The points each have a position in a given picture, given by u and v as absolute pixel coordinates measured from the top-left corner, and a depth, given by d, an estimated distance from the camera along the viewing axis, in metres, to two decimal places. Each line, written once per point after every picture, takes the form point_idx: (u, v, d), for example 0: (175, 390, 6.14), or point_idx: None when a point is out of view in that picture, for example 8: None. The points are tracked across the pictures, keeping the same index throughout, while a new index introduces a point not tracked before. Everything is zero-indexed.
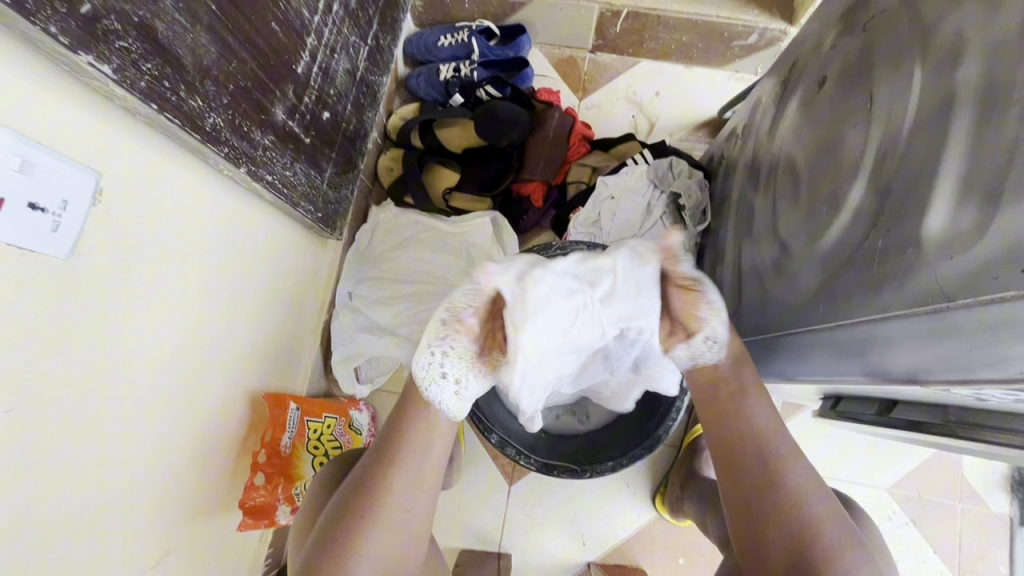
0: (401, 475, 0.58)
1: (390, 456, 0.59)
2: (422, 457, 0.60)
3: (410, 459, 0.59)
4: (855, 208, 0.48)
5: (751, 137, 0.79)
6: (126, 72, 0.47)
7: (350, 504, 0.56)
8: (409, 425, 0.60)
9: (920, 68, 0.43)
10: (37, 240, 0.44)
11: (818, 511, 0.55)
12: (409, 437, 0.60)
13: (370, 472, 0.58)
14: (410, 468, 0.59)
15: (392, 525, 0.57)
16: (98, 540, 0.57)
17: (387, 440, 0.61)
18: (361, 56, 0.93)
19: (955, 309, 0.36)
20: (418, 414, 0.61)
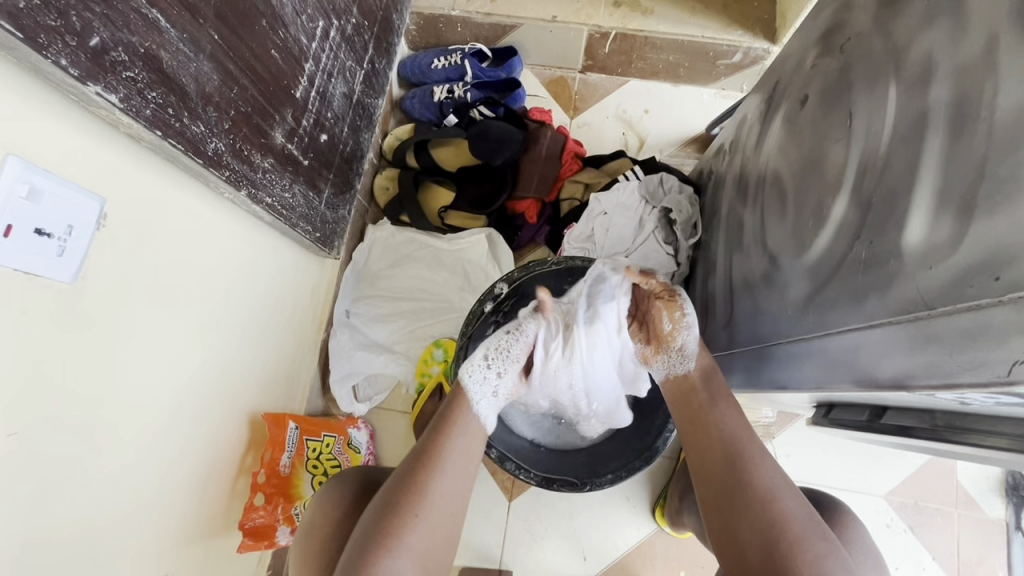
0: (447, 481, 0.60)
1: (435, 461, 0.60)
2: (463, 467, 0.62)
3: (453, 468, 0.61)
4: (839, 221, 0.50)
5: (738, 153, 0.82)
6: (132, 101, 0.48)
7: (395, 505, 0.56)
8: (456, 436, 0.63)
9: (895, 88, 0.45)
10: (42, 265, 0.44)
11: (786, 504, 0.56)
12: (456, 447, 0.62)
13: (415, 476, 0.59)
14: (454, 476, 0.61)
15: (433, 530, 0.57)
16: (97, 564, 0.56)
17: (424, 450, 0.62)
18: (357, 80, 0.95)
19: (935, 317, 0.38)
20: (464, 424, 0.64)
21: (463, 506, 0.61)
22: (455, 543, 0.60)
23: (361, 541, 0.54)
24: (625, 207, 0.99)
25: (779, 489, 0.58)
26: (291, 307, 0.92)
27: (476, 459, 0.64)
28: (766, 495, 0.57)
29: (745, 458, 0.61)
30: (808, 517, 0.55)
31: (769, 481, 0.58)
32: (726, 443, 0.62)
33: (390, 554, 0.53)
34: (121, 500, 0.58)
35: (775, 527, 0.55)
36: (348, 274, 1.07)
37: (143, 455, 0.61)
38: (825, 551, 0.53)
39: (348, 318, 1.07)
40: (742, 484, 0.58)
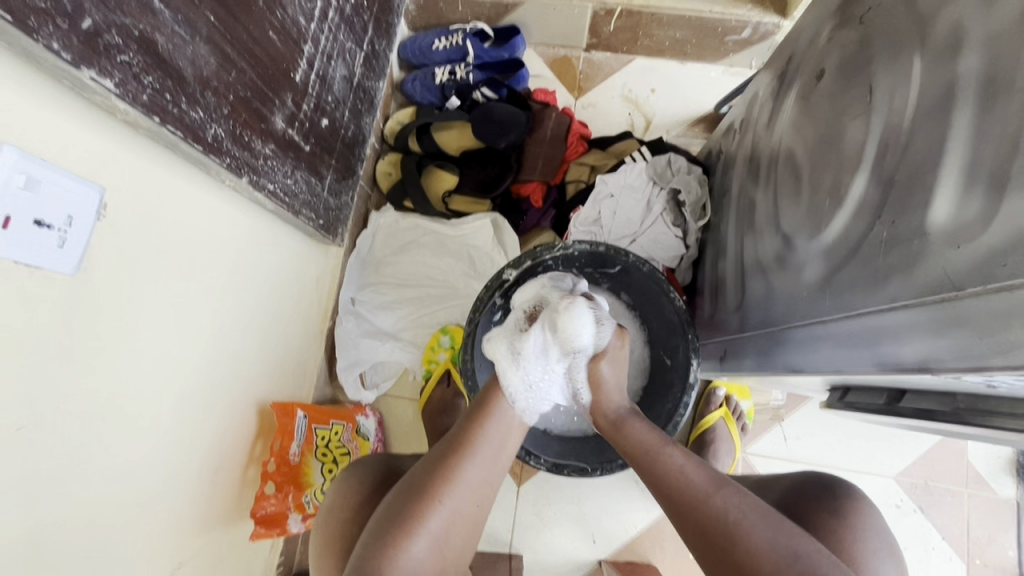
0: (476, 470, 0.58)
1: (465, 449, 0.59)
2: (493, 460, 0.61)
3: (483, 458, 0.59)
4: (858, 199, 0.49)
5: (749, 131, 0.80)
6: (128, 86, 0.47)
7: (422, 489, 0.55)
8: (488, 428, 0.62)
9: (919, 60, 0.43)
10: (43, 257, 0.44)
11: (755, 536, 0.50)
12: (488, 441, 0.61)
13: (444, 462, 0.57)
14: (484, 466, 0.59)
15: (456, 515, 0.55)
16: (112, 546, 0.56)
17: (459, 436, 0.61)
18: (357, 62, 0.93)
19: (963, 298, 0.36)
20: (500, 413, 0.63)
21: (489, 497, 0.60)
22: (478, 530, 0.59)
23: (382, 523, 0.53)
24: (633, 188, 0.97)
25: (742, 518, 0.51)
26: (297, 295, 0.91)
27: (505, 455, 0.63)
28: (728, 534, 0.51)
29: (698, 492, 0.54)
30: (785, 544, 0.49)
31: (728, 514, 0.52)
32: (669, 485, 0.56)
33: (411, 535, 0.52)
34: (132, 491, 0.58)
35: (747, 570, 0.48)
36: (352, 261, 1.06)
37: (153, 445, 0.61)
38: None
39: (354, 306, 1.06)
40: (701, 524, 0.52)
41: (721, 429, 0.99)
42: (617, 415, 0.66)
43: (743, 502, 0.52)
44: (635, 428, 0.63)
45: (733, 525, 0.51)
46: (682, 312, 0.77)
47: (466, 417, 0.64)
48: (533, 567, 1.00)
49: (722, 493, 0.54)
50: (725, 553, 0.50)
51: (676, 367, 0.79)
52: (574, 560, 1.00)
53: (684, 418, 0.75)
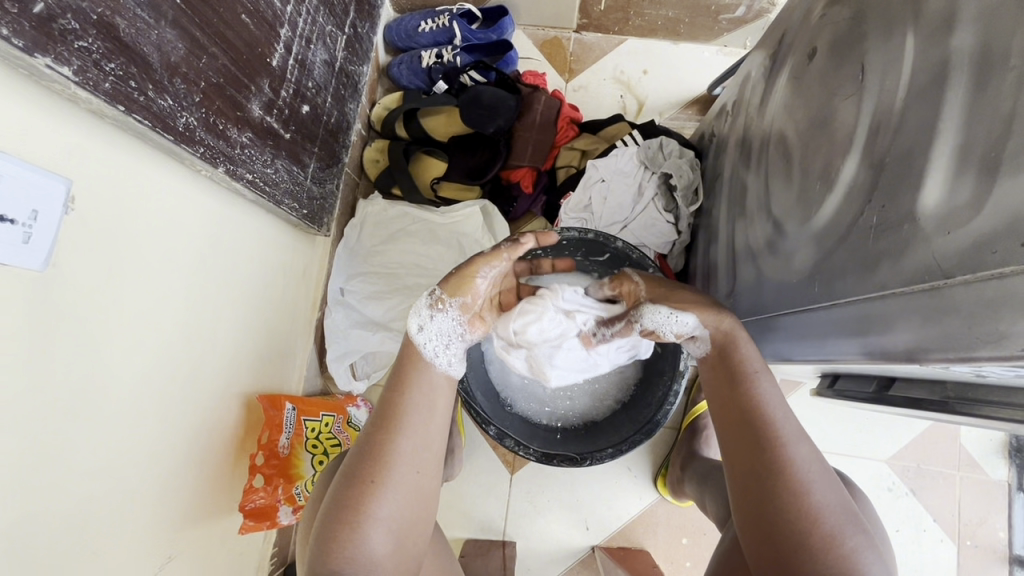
0: (408, 446, 0.56)
1: (394, 423, 0.57)
2: (426, 426, 0.58)
3: (415, 429, 0.57)
4: (848, 184, 0.47)
5: (741, 114, 0.78)
6: (89, 73, 0.45)
7: (339, 522, 0.52)
8: (403, 432, 0.57)
9: (912, 37, 0.41)
10: (9, 253, 0.42)
11: (821, 499, 0.51)
12: (417, 410, 0.58)
13: (375, 442, 0.56)
14: (418, 436, 0.57)
15: (403, 495, 0.55)
16: (97, 536, 0.56)
17: (384, 406, 0.58)
18: (338, 46, 0.90)
19: (952, 286, 0.35)
20: (421, 376, 0.60)
21: (437, 467, 0.59)
22: (433, 508, 0.58)
23: (330, 518, 0.52)
24: (623, 173, 0.96)
25: (813, 477, 0.52)
26: (282, 287, 0.90)
27: (441, 416, 0.60)
28: (799, 491, 0.51)
29: (780, 437, 0.54)
30: (843, 511, 0.51)
31: (804, 467, 0.52)
32: (750, 429, 0.55)
33: (359, 527, 0.52)
34: (117, 485, 0.58)
35: (798, 520, 0.50)
36: (340, 252, 1.05)
37: (136, 442, 0.60)
38: (858, 544, 0.49)
39: (343, 296, 1.04)
40: (776, 472, 0.52)
41: None
42: (720, 337, 0.60)
43: (815, 466, 0.53)
44: (741, 357, 0.58)
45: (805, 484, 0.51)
46: None
47: (395, 382, 0.60)
48: (528, 554, 1.00)
49: (800, 447, 0.54)
50: (781, 502, 0.51)
51: (665, 355, 0.79)
52: (567, 547, 1.01)
53: (675, 404, 0.75)
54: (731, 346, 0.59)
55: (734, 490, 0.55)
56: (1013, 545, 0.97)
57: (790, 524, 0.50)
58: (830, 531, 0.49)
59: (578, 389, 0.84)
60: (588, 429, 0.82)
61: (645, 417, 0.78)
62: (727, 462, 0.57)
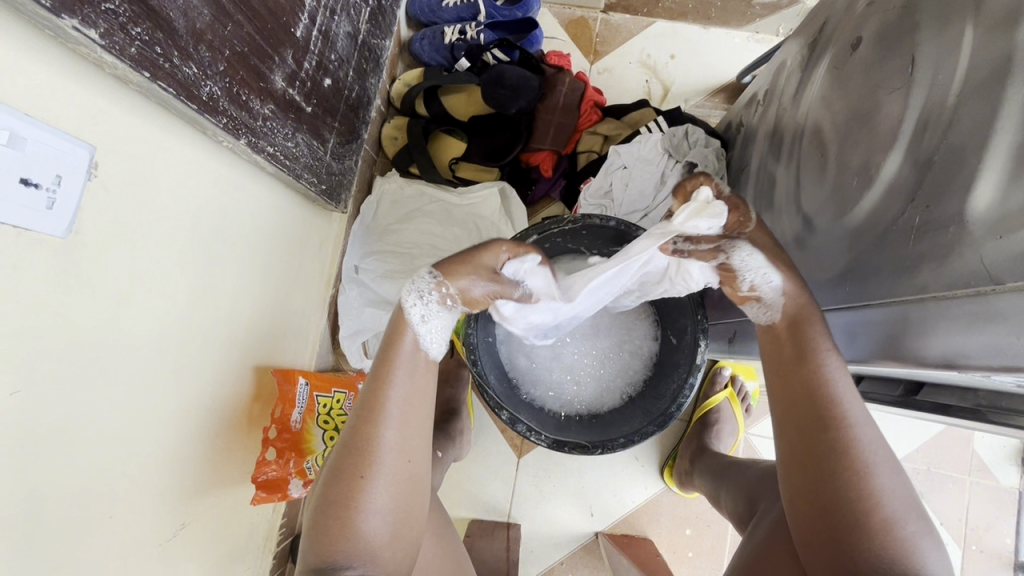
0: (392, 432, 0.54)
1: (376, 414, 0.54)
2: (412, 409, 0.56)
3: (402, 416, 0.55)
4: (889, 182, 0.46)
5: (773, 104, 0.75)
6: (115, 37, 0.44)
7: (339, 504, 0.52)
8: (386, 420, 0.54)
9: (972, 30, 0.39)
10: (31, 218, 0.42)
11: (886, 486, 0.48)
12: (398, 394, 0.55)
13: (359, 436, 0.53)
14: (403, 422, 0.55)
15: (390, 480, 0.53)
16: (112, 502, 0.56)
17: (371, 387, 0.56)
18: (362, 18, 0.88)
19: (1002, 293, 0.35)
20: (403, 360, 0.56)
21: (426, 447, 0.57)
22: (426, 491, 0.57)
23: (322, 509, 0.52)
24: (646, 161, 0.94)
25: (877, 464, 0.49)
26: (298, 263, 0.90)
27: (425, 400, 0.57)
28: (861, 476, 0.48)
29: (840, 423, 0.50)
30: (907, 498, 0.48)
31: (868, 452, 0.49)
32: (818, 414, 0.51)
33: (355, 516, 0.51)
34: (136, 452, 0.59)
35: (863, 511, 0.47)
36: (355, 229, 1.04)
37: (155, 410, 0.61)
38: (920, 530, 0.47)
39: (357, 273, 1.04)
40: (839, 457, 0.49)
41: (726, 410, 0.99)
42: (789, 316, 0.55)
43: (882, 452, 0.50)
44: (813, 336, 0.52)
45: (869, 468, 0.48)
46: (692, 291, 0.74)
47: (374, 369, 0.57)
48: (530, 537, 1.01)
49: (866, 431, 0.50)
50: (845, 489, 0.48)
51: (683, 347, 0.77)
52: (571, 532, 1.02)
53: (690, 398, 0.74)
54: (805, 319, 0.54)
55: (792, 474, 0.52)
56: (1019, 552, 0.96)
57: (841, 517, 0.48)
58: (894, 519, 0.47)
59: (586, 374, 0.86)
60: (598, 415, 0.83)
61: (659, 409, 0.77)
62: (787, 446, 0.53)
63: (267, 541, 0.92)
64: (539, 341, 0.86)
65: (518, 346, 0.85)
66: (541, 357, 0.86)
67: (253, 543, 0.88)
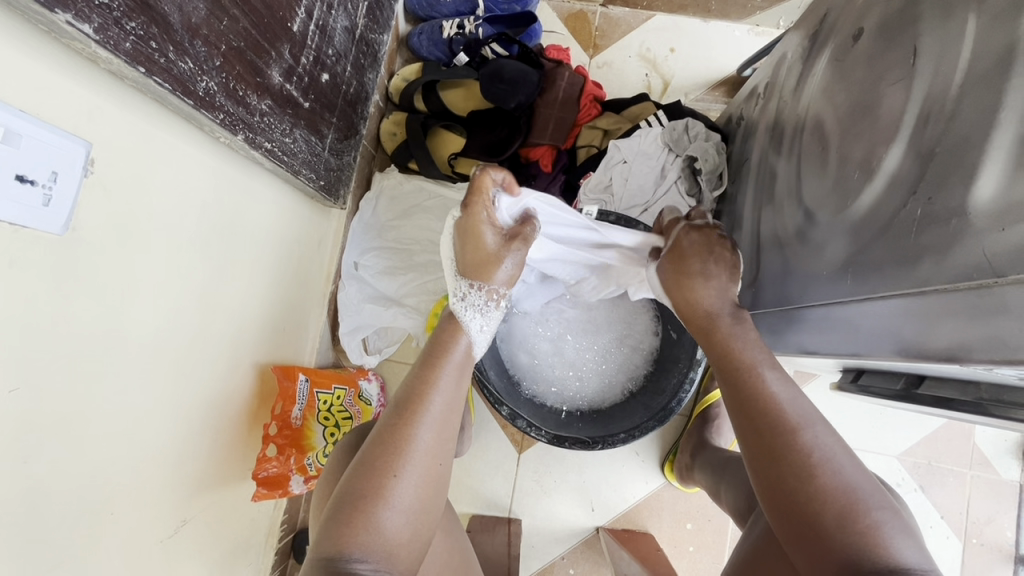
0: (428, 431, 0.56)
1: (416, 414, 0.56)
2: (448, 413, 0.58)
3: (437, 417, 0.57)
4: (891, 175, 0.45)
5: (774, 97, 0.75)
6: (109, 32, 0.43)
7: (360, 497, 0.51)
8: (423, 418, 0.56)
9: (975, 19, 0.39)
10: (28, 215, 0.42)
11: (839, 475, 0.49)
12: (438, 395, 0.58)
13: (395, 433, 0.55)
14: (440, 424, 0.57)
15: (421, 478, 0.54)
16: (113, 500, 0.56)
17: (410, 388, 0.58)
18: (360, 12, 0.88)
19: (1005, 286, 0.35)
20: (446, 365, 0.61)
21: (450, 453, 0.59)
22: (444, 494, 0.58)
23: (343, 504, 0.52)
24: (647, 154, 0.93)
25: (827, 454, 0.50)
26: (298, 259, 0.89)
27: (457, 404, 0.60)
28: (811, 465, 0.49)
29: (787, 417, 0.52)
30: (863, 488, 0.48)
31: (816, 442, 0.50)
32: (764, 407, 0.53)
33: (377, 511, 0.51)
34: (137, 450, 0.59)
35: (817, 499, 0.48)
36: (355, 225, 1.04)
37: (155, 407, 0.61)
38: (881, 522, 0.46)
39: (357, 270, 1.03)
40: (788, 447, 0.50)
41: None
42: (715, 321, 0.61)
43: (830, 442, 0.51)
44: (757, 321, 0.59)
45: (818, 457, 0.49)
46: None
47: (415, 372, 0.60)
48: (531, 532, 1.01)
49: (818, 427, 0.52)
50: (798, 479, 0.49)
51: (683, 342, 0.77)
52: (572, 527, 1.02)
53: (691, 392, 0.74)
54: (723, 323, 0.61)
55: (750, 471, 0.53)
56: (1020, 545, 0.96)
57: (809, 511, 0.48)
58: (848, 507, 0.47)
59: (588, 371, 0.86)
60: (600, 412, 0.83)
61: (659, 404, 0.76)
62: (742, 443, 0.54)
63: (268, 538, 0.93)
64: (539, 340, 0.86)
65: (519, 343, 0.86)
66: (543, 356, 0.86)
67: (254, 539, 0.89)
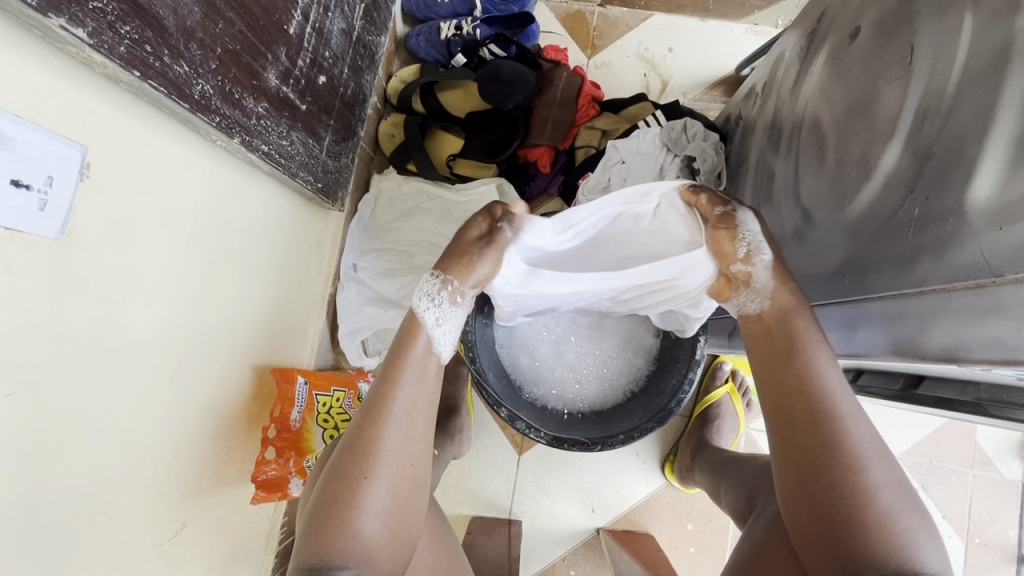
0: (396, 435, 0.55)
1: (382, 418, 0.55)
2: (416, 414, 0.57)
3: (405, 419, 0.56)
4: (888, 175, 0.45)
5: (771, 96, 0.74)
6: (103, 37, 0.43)
7: (336, 506, 0.51)
8: (391, 423, 0.55)
9: (971, 17, 0.39)
10: (23, 219, 0.41)
11: (878, 477, 0.49)
12: (405, 398, 0.57)
13: (364, 439, 0.54)
14: (408, 427, 0.56)
15: (394, 482, 0.54)
16: (110, 504, 0.56)
17: (376, 394, 0.57)
18: (356, 14, 0.87)
19: (1002, 285, 0.35)
20: (409, 365, 0.58)
21: (425, 453, 0.58)
22: (422, 495, 0.58)
23: (318, 511, 0.52)
24: (645, 155, 0.93)
25: (869, 454, 0.49)
26: (296, 262, 0.89)
27: (426, 403, 0.59)
28: (851, 467, 0.49)
29: (831, 415, 0.51)
30: (899, 490, 0.49)
31: (859, 442, 0.50)
32: (809, 405, 0.52)
33: (352, 519, 0.51)
34: (135, 454, 0.59)
35: (854, 501, 0.48)
36: (353, 227, 1.04)
37: (153, 411, 0.61)
38: (914, 526, 0.47)
39: (355, 272, 1.04)
40: (830, 447, 0.50)
41: (726, 405, 0.99)
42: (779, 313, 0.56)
43: (873, 441, 0.50)
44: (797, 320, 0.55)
45: (859, 458, 0.49)
46: None
47: (378, 375, 0.58)
48: (532, 534, 1.01)
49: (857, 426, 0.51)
50: (837, 481, 0.49)
51: (682, 342, 0.77)
52: (572, 529, 1.02)
53: (689, 393, 0.75)
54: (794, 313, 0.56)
55: (784, 468, 0.52)
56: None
57: (845, 514, 0.48)
58: (884, 511, 0.47)
59: (588, 374, 0.84)
60: (601, 414, 0.82)
61: (658, 405, 0.77)
62: (780, 440, 0.53)
63: (268, 541, 0.93)
64: (540, 342, 0.85)
65: (520, 345, 0.84)
66: (544, 359, 0.85)
67: (254, 543, 0.89)
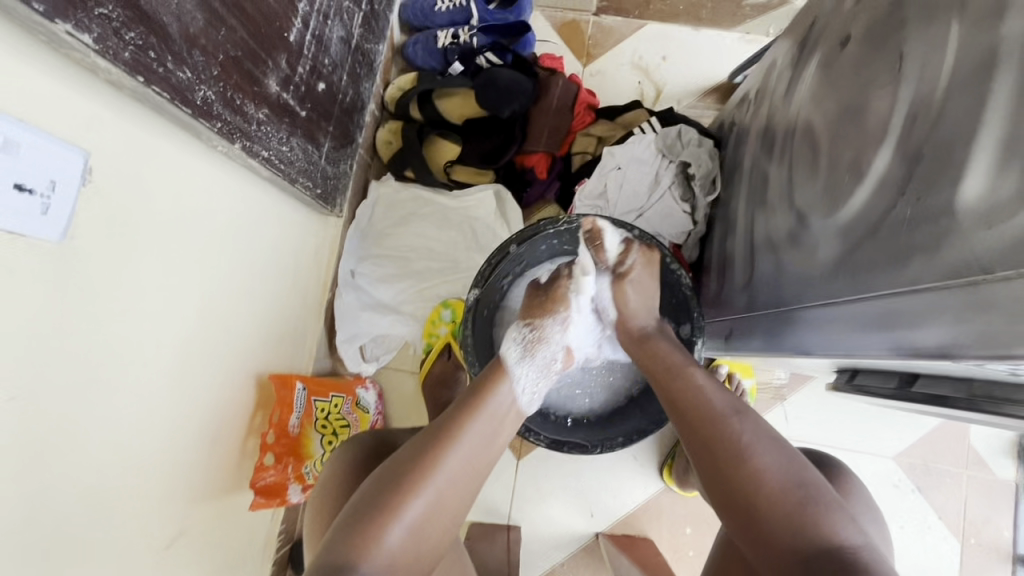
0: (460, 457, 0.57)
1: (452, 436, 0.57)
2: (482, 446, 0.59)
3: (469, 448, 0.58)
4: (881, 177, 0.46)
5: (764, 103, 0.76)
6: (108, 42, 0.44)
7: (380, 507, 0.52)
8: (460, 445, 0.57)
9: (959, 23, 0.40)
10: (25, 223, 0.41)
11: (852, 539, 0.49)
12: (478, 427, 0.59)
13: (429, 451, 0.56)
14: (470, 456, 0.58)
15: (437, 504, 0.54)
16: (107, 511, 0.56)
17: (452, 415, 0.60)
18: (355, 23, 0.88)
19: (993, 282, 0.36)
20: (494, 400, 0.62)
21: (473, 489, 0.59)
22: (455, 528, 0.57)
23: (359, 507, 0.53)
24: (640, 160, 0.95)
25: (838, 520, 0.50)
26: (294, 268, 0.89)
27: (493, 443, 0.61)
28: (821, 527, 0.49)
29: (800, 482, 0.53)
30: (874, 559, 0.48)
31: (830, 508, 0.51)
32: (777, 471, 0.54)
33: (390, 522, 0.51)
34: (133, 460, 0.58)
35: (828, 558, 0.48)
36: (352, 233, 1.03)
37: (151, 417, 0.60)
38: None
39: (354, 278, 1.03)
40: (802, 508, 0.51)
41: None
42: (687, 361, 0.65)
43: (842, 513, 0.51)
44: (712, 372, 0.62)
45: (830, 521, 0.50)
46: (687, 291, 0.76)
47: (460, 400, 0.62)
48: (531, 539, 1.01)
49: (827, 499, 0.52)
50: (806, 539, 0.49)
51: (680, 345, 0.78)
52: (571, 534, 1.01)
53: None
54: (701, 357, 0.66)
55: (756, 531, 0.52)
56: (1019, 545, 0.97)
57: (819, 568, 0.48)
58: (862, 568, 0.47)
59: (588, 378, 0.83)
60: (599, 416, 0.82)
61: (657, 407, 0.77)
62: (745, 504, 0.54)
63: (266, 549, 0.92)
64: None
65: None
66: None
67: (251, 551, 0.88)
